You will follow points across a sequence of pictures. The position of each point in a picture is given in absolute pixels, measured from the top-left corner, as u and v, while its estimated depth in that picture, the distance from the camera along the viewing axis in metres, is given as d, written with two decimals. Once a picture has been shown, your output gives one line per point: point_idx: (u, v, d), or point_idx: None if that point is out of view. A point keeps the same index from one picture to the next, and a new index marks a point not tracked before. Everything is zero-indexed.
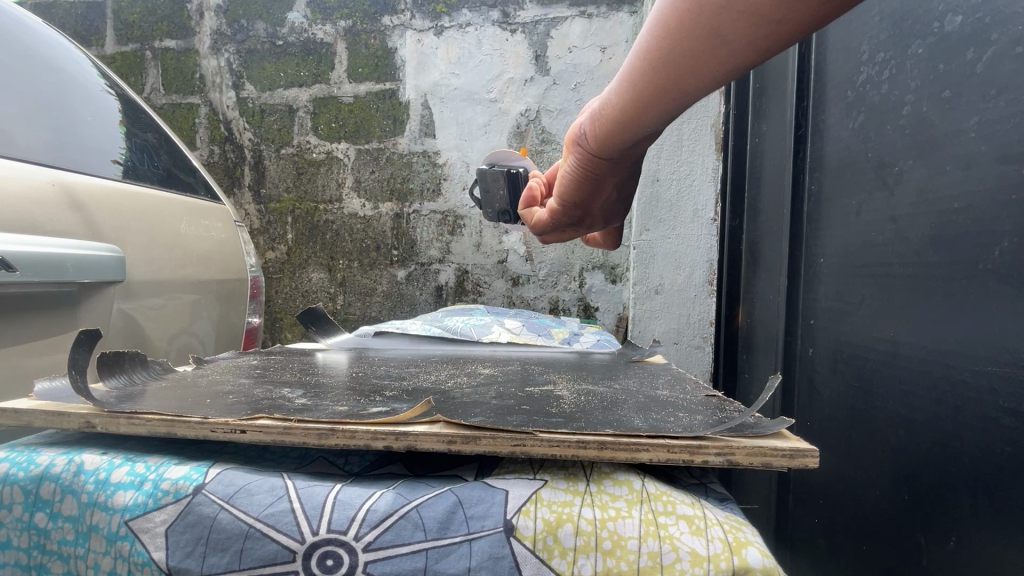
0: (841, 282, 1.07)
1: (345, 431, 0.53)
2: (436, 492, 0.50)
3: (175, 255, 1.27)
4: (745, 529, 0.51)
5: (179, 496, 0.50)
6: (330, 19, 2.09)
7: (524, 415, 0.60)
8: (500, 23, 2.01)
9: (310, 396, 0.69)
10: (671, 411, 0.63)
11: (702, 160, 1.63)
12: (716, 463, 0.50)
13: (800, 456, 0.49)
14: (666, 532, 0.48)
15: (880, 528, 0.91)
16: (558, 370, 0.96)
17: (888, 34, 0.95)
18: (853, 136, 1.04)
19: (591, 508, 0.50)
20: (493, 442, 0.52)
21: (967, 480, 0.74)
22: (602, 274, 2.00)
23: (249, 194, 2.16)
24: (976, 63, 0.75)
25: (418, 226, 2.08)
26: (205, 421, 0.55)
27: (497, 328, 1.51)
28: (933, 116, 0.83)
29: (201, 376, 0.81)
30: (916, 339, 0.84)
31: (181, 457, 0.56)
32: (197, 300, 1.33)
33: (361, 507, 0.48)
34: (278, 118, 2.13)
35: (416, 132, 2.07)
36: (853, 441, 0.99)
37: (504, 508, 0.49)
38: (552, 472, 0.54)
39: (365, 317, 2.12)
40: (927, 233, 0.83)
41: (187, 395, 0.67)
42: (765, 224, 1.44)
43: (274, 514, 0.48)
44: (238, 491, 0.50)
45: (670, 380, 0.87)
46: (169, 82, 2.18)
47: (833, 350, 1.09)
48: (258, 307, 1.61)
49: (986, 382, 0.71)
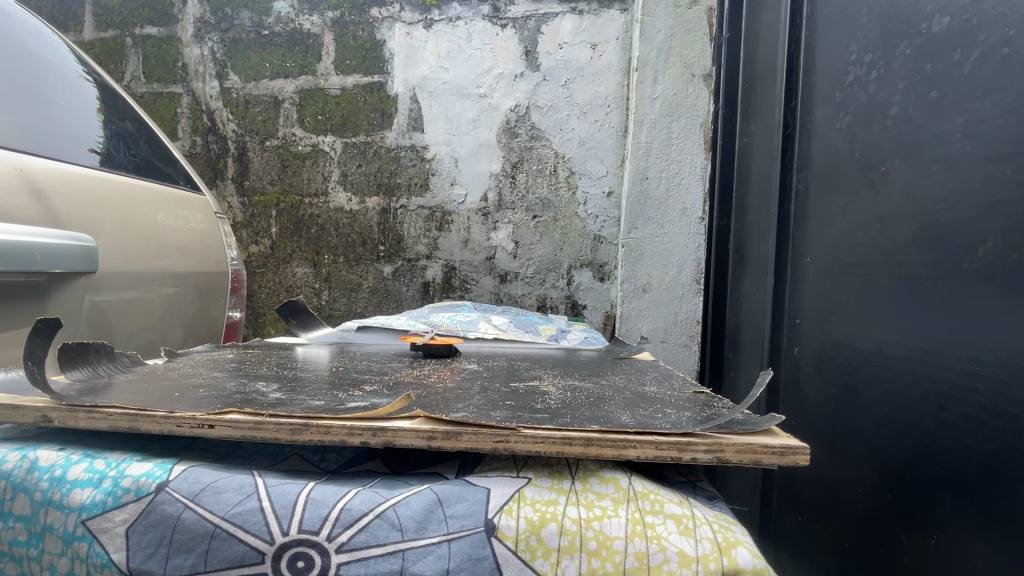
0: (827, 281, 1.06)
1: (320, 427, 0.50)
2: (414, 491, 0.48)
3: (152, 246, 1.23)
4: (735, 529, 0.49)
5: (141, 494, 0.47)
6: (317, 10, 2.05)
7: (508, 411, 0.58)
8: (490, 18, 1.98)
9: (286, 390, 0.66)
10: (658, 408, 0.62)
11: (691, 159, 1.65)
12: (706, 462, 0.48)
13: (790, 453, 0.48)
14: (653, 532, 0.47)
15: (863, 527, 0.91)
16: (545, 366, 0.94)
17: (877, 34, 0.94)
18: (841, 136, 1.04)
19: (576, 507, 0.48)
20: (475, 438, 0.50)
21: (948, 477, 0.74)
22: (590, 271, 1.98)
23: (232, 186, 2.11)
24: (963, 63, 0.75)
25: (406, 221, 2.05)
26: (171, 416, 0.52)
27: (483, 324, 1.48)
28: (920, 115, 0.82)
29: (172, 370, 0.78)
30: (899, 338, 0.84)
31: (145, 454, 0.53)
32: (173, 293, 1.29)
33: (335, 506, 0.46)
34: (263, 110, 2.09)
35: (404, 126, 2.04)
36: (838, 440, 0.99)
37: (486, 507, 0.47)
38: (535, 471, 0.52)
39: (350, 313, 2.08)
40: (913, 232, 0.83)
41: (156, 388, 0.64)
42: (752, 223, 1.43)
43: (242, 513, 0.45)
44: (204, 489, 0.47)
45: (658, 377, 0.86)
46: (150, 70, 2.11)
47: (819, 348, 1.08)
48: (238, 301, 1.57)
49: (967, 380, 0.71)
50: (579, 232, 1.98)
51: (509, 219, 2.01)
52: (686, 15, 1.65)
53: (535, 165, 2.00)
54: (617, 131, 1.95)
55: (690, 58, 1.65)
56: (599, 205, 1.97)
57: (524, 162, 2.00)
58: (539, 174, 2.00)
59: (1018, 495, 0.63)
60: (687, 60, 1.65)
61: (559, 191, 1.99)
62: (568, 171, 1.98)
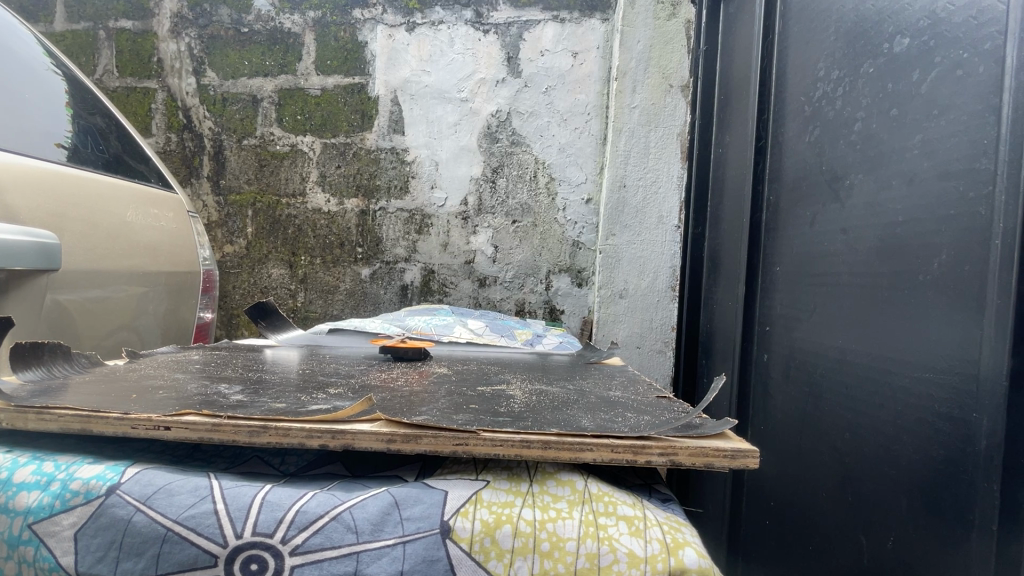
0: (795, 290, 1.10)
1: (278, 430, 0.50)
2: (372, 494, 0.48)
3: (119, 244, 1.20)
4: (685, 530, 0.51)
5: (91, 497, 0.46)
6: (298, 9, 2.04)
7: (471, 414, 0.58)
8: (472, 23, 2.00)
9: (249, 392, 0.65)
10: (620, 412, 0.63)
11: (667, 168, 1.68)
12: (659, 464, 0.50)
13: (740, 457, 0.50)
14: (605, 533, 0.48)
15: (825, 529, 0.93)
16: (516, 370, 0.95)
17: (843, 52, 0.99)
18: (808, 149, 1.07)
19: (532, 509, 0.49)
20: (435, 441, 0.50)
21: (904, 480, 0.77)
22: (569, 277, 2.00)
23: (207, 184, 2.08)
24: (921, 83, 0.78)
25: (385, 223, 2.04)
26: (125, 417, 0.51)
27: (459, 328, 1.48)
28: (881, 132, 0.86)
29: (132, 371, 0.76)
30: (861, 346, 0.87)
31: (99, 456, 0.53)
32: (143, 292, 1.27)
33: (291, 509, 0.46)
34: (241, 108, 2.06)
35: (385, 128, 2.03)
36: (802, 444, 1.02)
37: (442, 509, 0.47)
38: (495, 474, 0.53)
39: (326, 315, 2.06)
40: (874, 243, 0.86)
41: (113, 390, 0.63)
42: (725, 232, 1.46)
43: (195, 516, 0.45)
44: (157, 491, 0.47)
45: (625, 381, 0.87)
46: (123, 64, 2.07)
47: (786, 355, 1.12)
48: (210, 302, 1.54)
49: (923, 388, 0.74)
50: (558, 238, 2.00)
51: (489, 223, 2.02)
52: (664, 27, 1.69)
53: (515, 171, 2.01)
54: (596, 138, 1.97)
55: (668, 69, 1.69)
56: (578, 212, 1.99)
57: (504, 166, 2.01)
58: (519, 180, 2.01)
59: (971, 499, 0.66)
60: (666, 71, 1.69)
61: (539, 196, 2.00)
62: (548, 177, 2.00)
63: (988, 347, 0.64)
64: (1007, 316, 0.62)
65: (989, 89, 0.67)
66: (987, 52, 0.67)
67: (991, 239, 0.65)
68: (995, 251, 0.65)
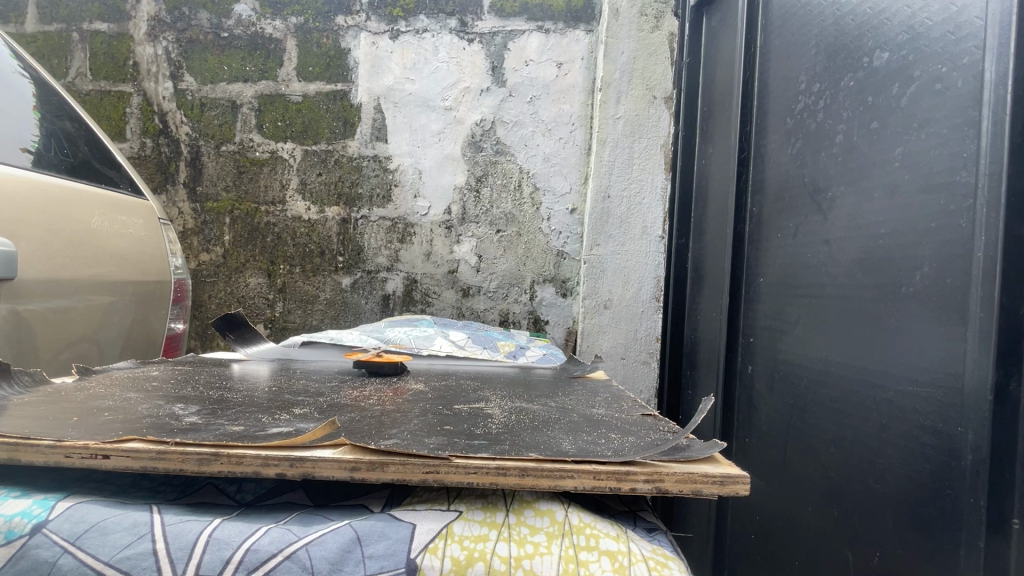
0: (778, 301, 1.08)
1: (231, 457, 0.47)
2: (333, 528, 0.44)
3: (82, 251, 1.14)
4: (672, 564, 0.48)
5: (11, 537, 0.43)
6: (280, 15, 2.00)
7: (445, 436, 0.55)
8: (457, 32, 1.98)
9: (206, 413, 0.61)
10: (603, 433, 0.60)
11: (651, 179, 1.70)
12: (645, 491, 0.47)
13: (730, 483, 0.47)
14: (586, 569, 0.45)
15: (810, 546, 0.91)
16: (496, 386, 0.92)
17: (824, 66, 0.98)
18: (790, 161, 1.07)
19: (507, 544, 0.46)
20: (402, 468, 0.47)
21: (890, 496, 0.75)
22: (553, 287, 1.97)
23: (183, 191, 2.01)
24: (900, 97, 0.77)
25: (367, 232, 1.99)
26: (57, 445, 0.47)
27: (440, 339, 1.45)
28: (862, 146, 0.85)
29: (80, 390, 0.71)
30: (846, 358, 0.86)
31: (28, 489, 0.48)
32: (109, 303, 1.21)
33: (240, 547, 0.42)
34: (219, 114, 2.00)
35: (368, 136, 1.99)
36: (787, 459, 1.00)
37: (408, 546, 0.44)
38: (468, 503, 0.50)
39: (306, 325, 2.00)
40: (857, 255, 0.85)
41: (52, 412, 0.58)
42: (708, 242, 1.45)
43: (131, 557, 0.42)
44: (89, 530, 0.43)
45: (609, 399, 0.84)
46: (97, 67, 2.00)
47: (769, 367, 1.10)
48: (182, 312, 1.47)
49: (908, 401, 0.73)
50: (542, 248, 1.97)
51: (473, 232, 1.99)
52: (648, 39, 1.71)
53: (499, 180, 1.99)
54: (580, 148, 1.96)
55: (652, 81, 1.70)
56: (562, 221, 1.97)
57: (488, 176, 1.99)
58: (503, 189, 1.99)
59: (957, 514, 0.64)
60: (650, 83, 1.70)
61: (522, 206, 1.98)
62: (532, 186, 1.98)
63: (972, 361, 0.62)
64: (990, 329, 0.60)
65: (967, 103, 0.66)
66: (965, 67, 0.66)
67: (972, 251, 0.64)
68: (976, 263, 0.63)
